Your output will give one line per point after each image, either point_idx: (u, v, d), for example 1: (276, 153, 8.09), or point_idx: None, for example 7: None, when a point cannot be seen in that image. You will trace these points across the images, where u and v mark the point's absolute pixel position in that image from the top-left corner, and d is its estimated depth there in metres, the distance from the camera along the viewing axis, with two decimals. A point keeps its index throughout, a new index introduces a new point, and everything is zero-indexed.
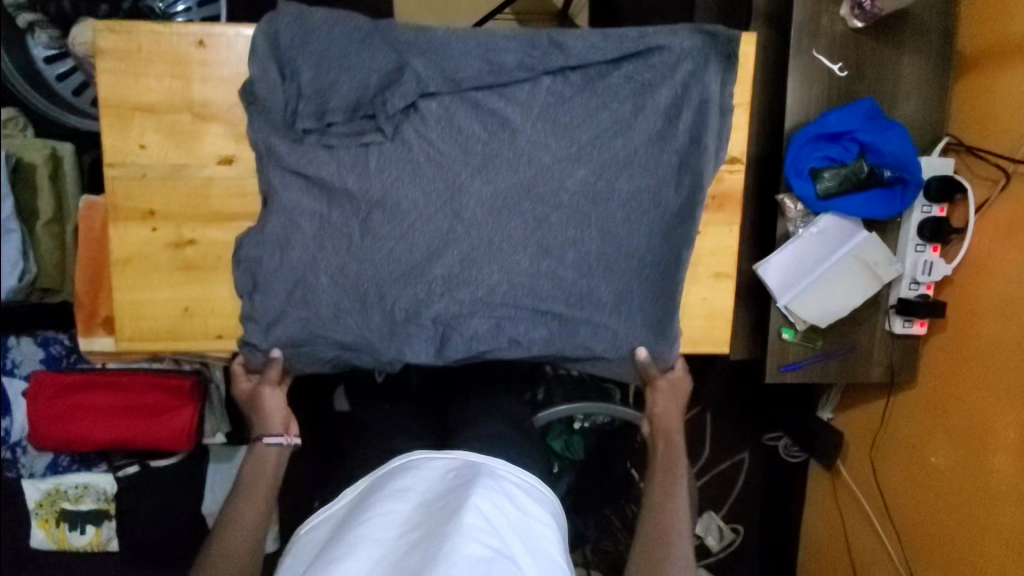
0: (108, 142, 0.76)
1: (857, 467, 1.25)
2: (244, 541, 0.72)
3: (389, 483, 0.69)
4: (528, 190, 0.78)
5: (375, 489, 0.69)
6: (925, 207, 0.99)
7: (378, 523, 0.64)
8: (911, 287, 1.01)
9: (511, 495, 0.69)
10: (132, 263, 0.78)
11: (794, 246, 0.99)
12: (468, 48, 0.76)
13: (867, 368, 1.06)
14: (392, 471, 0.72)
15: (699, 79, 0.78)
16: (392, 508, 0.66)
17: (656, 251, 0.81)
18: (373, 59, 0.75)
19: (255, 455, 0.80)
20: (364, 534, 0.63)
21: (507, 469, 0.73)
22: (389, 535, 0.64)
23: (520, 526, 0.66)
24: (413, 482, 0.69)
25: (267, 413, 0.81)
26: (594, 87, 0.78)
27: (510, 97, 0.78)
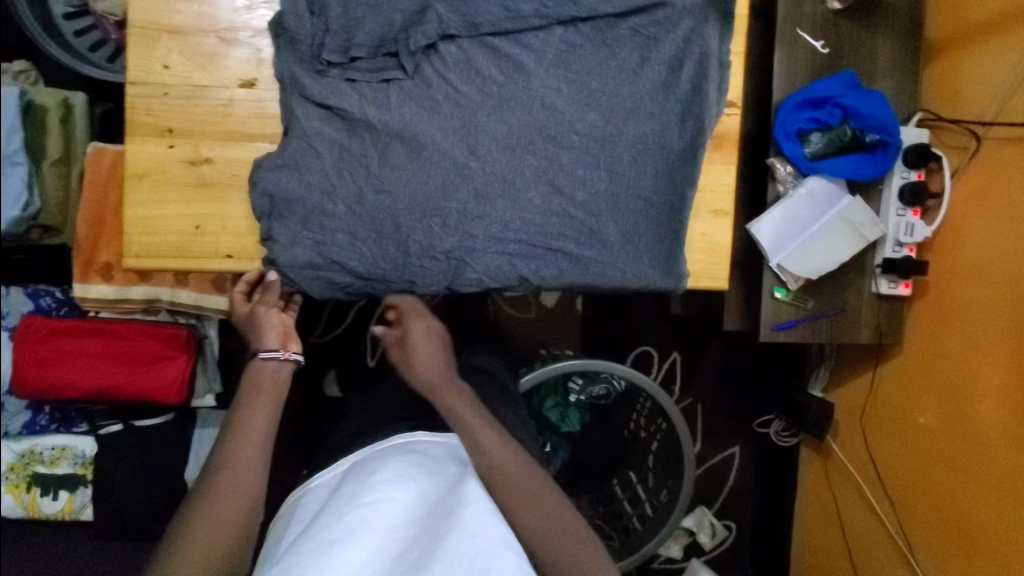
0: (132, 60, 0.78)
1: (847, 440, 1.27)
2: (247, 450, 0.69)
3: (383, 467, 0.64)
4: (541, 131, 0.82)
5: (369, 470, 0.64)
6: (904, 173, 1.05)
7: (375, 512, 0.59)
8: (894, 249, 1.06)
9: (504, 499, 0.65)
10: (147, 178, 0.79)
11: (785, 204, 1.03)
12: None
13: (856, 330, 1.10)
14: (384, 456, 0.67)
15: (699, 35, 0.82)
16: (390, 494, 0.61)
17: (661, 195, 0.84)
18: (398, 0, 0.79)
19: (252, 372, 0.78)
20: (360, 521, 0.58)
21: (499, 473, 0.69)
22: (384, 524, 0.59)
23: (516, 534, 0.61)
24: (411, 471, 0.64)
25: (262, 329, 0.80)
26: (603, 38, 0.82)
27: (525, 43, 0.81)
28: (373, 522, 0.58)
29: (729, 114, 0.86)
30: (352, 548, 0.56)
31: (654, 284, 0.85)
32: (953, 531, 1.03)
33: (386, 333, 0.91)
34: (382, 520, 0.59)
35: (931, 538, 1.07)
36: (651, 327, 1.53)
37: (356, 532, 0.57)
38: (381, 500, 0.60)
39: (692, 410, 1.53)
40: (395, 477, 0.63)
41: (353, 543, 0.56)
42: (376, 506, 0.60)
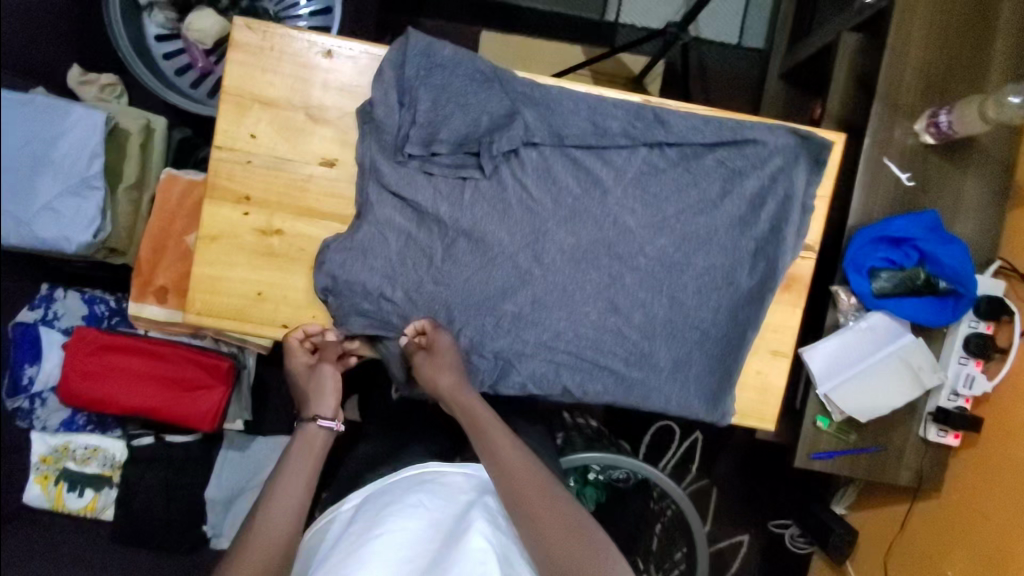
0: (222, 125, 0.79)
1: (866, 568, 1.23)
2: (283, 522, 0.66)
3: (395, 497, 0.65)
4: (609, 248, 0.81)
5: (382, 505, 0.64)
6: (972, 323, 1.01)
7: (383, 544, 0.59)
8: (951, 397, 1.03)
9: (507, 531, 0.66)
10: (219, 240, 0.81)
11: (843, 337, 1.01)
12: (578, 107, 0.80)
13: (895, 470, 1.06)
14: (395, 484, 0.68)
15: (787, 176, 0.80)
16: (399, 523, 0.61)
17: (720, 329, 0.82)
18: (488, 101, 0.78)
19: (302, 436, 0.76)
20: (373, 551, 0.58)
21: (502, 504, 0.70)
22: (394, 559, 0.59)
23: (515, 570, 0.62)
24: (422, 500, 0.65)
25: (318, 391, 0.79)
26: (688, 165, 0.80)
27: (607, 160, 0.80)
28: (384, 553, 0.59)
29: (804, 256, 0.83)
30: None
31: (697, 416, 0.83)
32: None
33: (410, 342, 0.80)
34: (394, 551, 0.59)
35: None
36: None
37: (368, 562, 0.58)
38: (391, 529, 0.61)
39: (706, 493, 1.52)
40: (406, 506, 0.64)
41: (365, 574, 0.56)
42: (387, 538, 0.60)
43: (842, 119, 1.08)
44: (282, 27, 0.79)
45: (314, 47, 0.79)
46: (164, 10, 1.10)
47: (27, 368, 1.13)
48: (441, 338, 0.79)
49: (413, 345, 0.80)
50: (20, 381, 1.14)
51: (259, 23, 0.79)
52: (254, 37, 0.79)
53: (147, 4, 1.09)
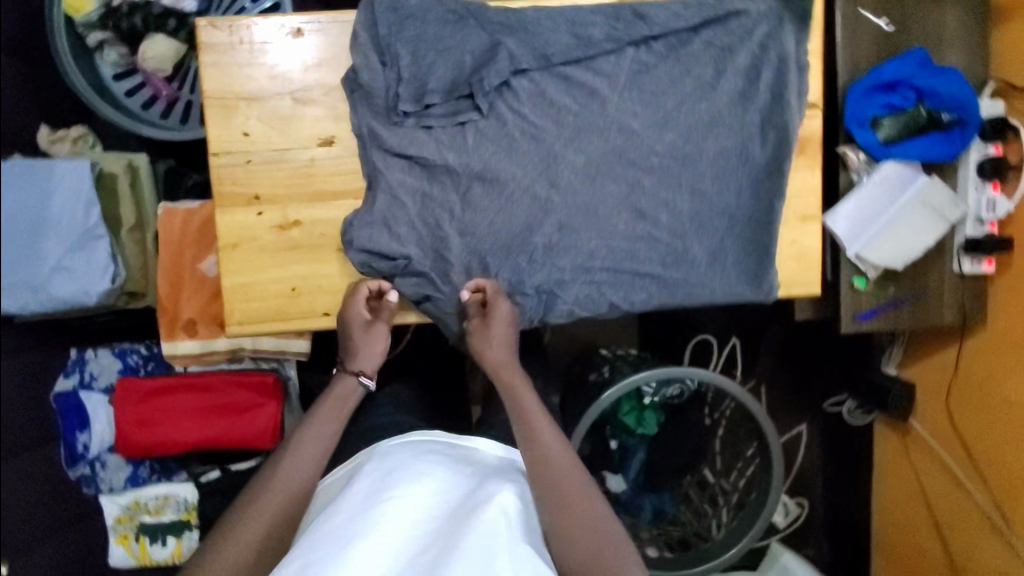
0: (213, 132, 0.78)
1: (929, 415, 1.26)
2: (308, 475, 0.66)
3: (405, 460, 0.64)
4: (621, 156, 0.81)
5: (392, 464, 0.63)
6: (982, 149, 1.02)
7: (394, 508, 0.59)
8: (976, 226, 1.04)
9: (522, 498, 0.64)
10: (241, 246, 0.80)
11: (862, 194, 1.01)
12: (557, 24, 0.79)
13: (939, 312, 1.08)
14: (408, 447, 0.66)
15: (776, 40, 0.80)
16: (409, 488, 0.61)
17: (746, 208, 0.82)
18: (467, 41, 0.78)
19: (336, 384, 0.76)
20: (382, 518, 0.58)
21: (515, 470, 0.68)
22: (405, 523, 0.59)
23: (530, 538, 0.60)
24: (432, 464, 0.64)
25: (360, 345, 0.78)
26: (677, 55, 0.80)
27: (598, 69, 0.80)
28: (394, 519, 0.58)
29: (809, 117, 0.84)
30: (367, 548, 0.56)
31: (745, 299, 0.84)
32: None
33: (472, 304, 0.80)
34: (402, 517, 0.59)
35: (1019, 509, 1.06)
36: (710, 317, 1.53)
37: (374, 526, 0.57)
38: (401, 493, 0.60)
39: (757, 392, 1.55)
40: (416, 471, 0.62)
41: (371, 540, 0.56)
42: (396, 502, 0.59)
43: None
44: (246, 19, 0.78)
45: (283, 30, 0.78)
46: (115, 46, 1.09)
47: (79, 435, 1.13)
48: (501, 310, 0.78)
49: (472, 309, 0.80)
50: (77, 450, 1.14)
51: (222, 20, 0.78)
52: (222, 35, 0.78)
53: (96, 43, 1.08)
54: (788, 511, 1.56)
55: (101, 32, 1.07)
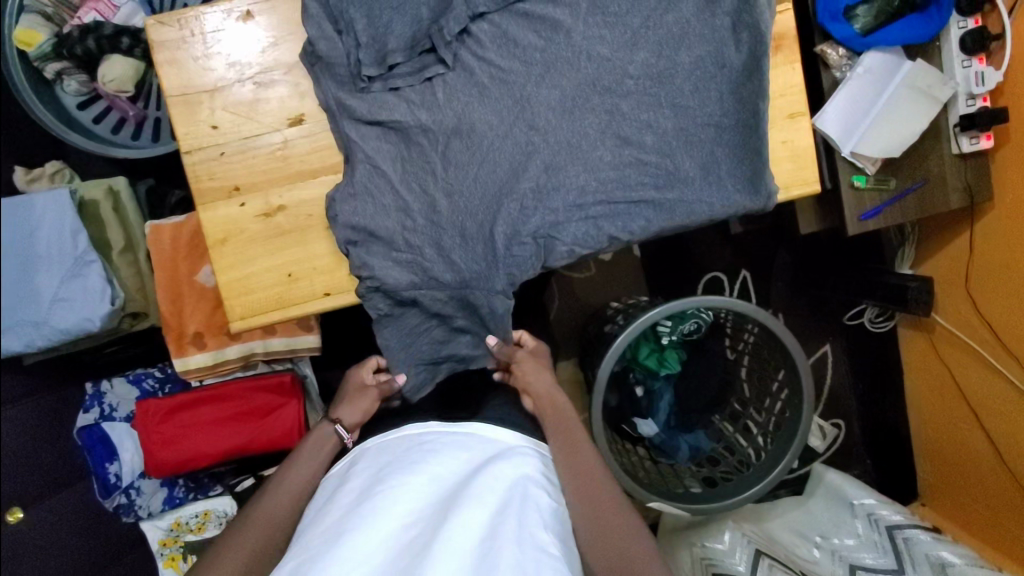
0: (182, 130, 0.77)
1: (953, 307, 1.25)
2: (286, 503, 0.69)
3: (398, 454, 0.66)
4: (595, 85, 0.79)
5: (390, 458, 0.65)
6: (960, 23, 0.99)
7: (387, 499, 0.61)
8: (968, 103, 1.01)
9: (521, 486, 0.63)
10: (230, 240, 0.80)
11: (845, 91, 0.99)
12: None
13: (945, 197, 1.06)
14: (407, 438, 0.68)
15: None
16: (402, 479, 0.63)
17: (731, 115, 0.81)
18: None
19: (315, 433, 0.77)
20: (374, 509, 0.60)
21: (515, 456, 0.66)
22: (400, 513, 0.60)
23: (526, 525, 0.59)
24: (426, 455, 0.65)
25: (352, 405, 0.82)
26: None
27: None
28: (387, 510, 0.60)
29: (782, 12, 0.82)
30: (361, 540, 0.58)
31: (745, 209, 0.82)
32: None
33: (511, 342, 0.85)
34: (395, 509, 0.61)
35: None
36: (715, 252, 1.51)
37: (369, 519, 0.59)
38: (394, 486, 0.62)
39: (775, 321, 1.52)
40: (411, 462, 0.64)
41: (364, 533, 0.58)
42: (390, 495, 0.61)
43: None
44: (193, 9, 0.76)
45: (234, 14, 0.77)
46: (74, 75, 1.07)
47: (109, 466, 1.13)
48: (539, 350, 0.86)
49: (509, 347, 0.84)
50: (110, 480, 1.14)
51: (170, 15, 0.76)
52: (172, 30, 0.76)
53: (55, 75, 1.07)
54: (827, 433, 1.52)
55: (57, 62, 1.06)
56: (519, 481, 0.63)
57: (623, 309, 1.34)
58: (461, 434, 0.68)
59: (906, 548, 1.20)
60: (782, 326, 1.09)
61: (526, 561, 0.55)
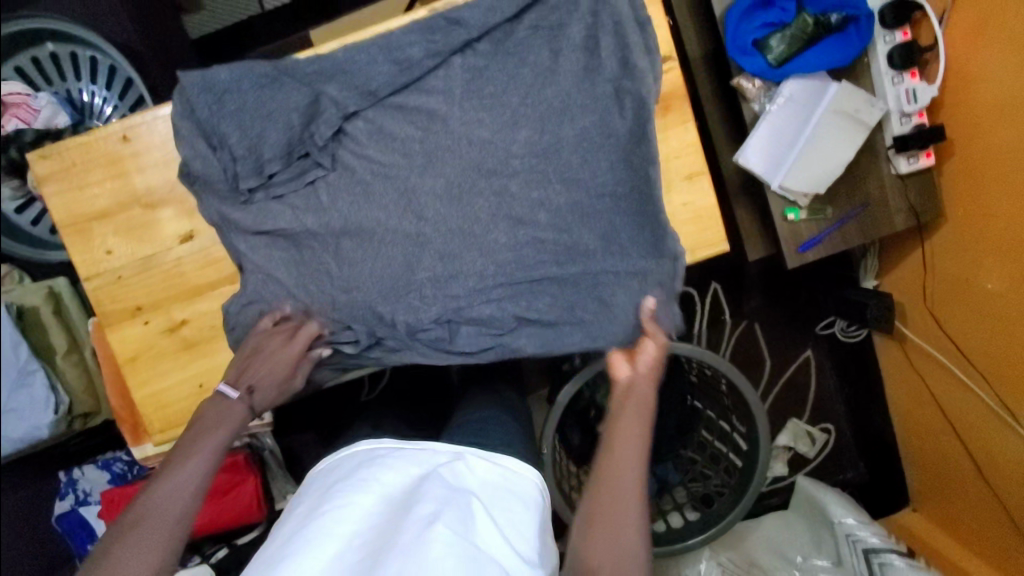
0: (77, 258, 0.79)
1: (918, 323, 1.19)
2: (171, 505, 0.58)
3: (345, 472, 0.59)
4: (479, 168, 0.77)
5: (333, 482, 0.58)
6: (887, 37, 0.93)
7: (333, 520, 0.54)
8: (903, 122, 0.95)
9: (476, 493, 0.57)
10: (140, 358, 0.81)
11: (767, 123, 0.94)
12: (373, 54, 0.75)
13: (888, 218, 1.00)
14: (354, 456, 0.61)
15: (606, 2, 0.75)
16: (350, 499, 0.56)
17: (626, 182, 0.78)
18: (290, 99, 0.75)
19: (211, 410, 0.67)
20: (317, 531, 0.53)
21: (477, 458, 0.60)
22: (348, 533, 0.54)
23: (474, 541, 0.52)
24: (373, 472, 0.58)
25: (267, 369, 0.72)
26: (505, 50, 0.76)
27: (429, 88, 0.76)
28: (332, 533, 0.53)
29: (668, 71, 0.79)
30: (303, 564, 0.51)
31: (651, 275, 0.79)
32: None
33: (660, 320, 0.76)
34: (344, 531, 0.54)
35: None
36: None
37: (310, 544, 0.52)
38: (340, 506, 0.55)
39: (750, 331, 1.48)
40: (361, 480, 0.58)
41: (307, 559, 0.51)
42: (337, 515, 0.54)
43: None
44: (72, 138, 0.77)
45: (112, 137, 0.77)
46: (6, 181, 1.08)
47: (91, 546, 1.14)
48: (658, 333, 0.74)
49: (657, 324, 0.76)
50: None
51: (51, 148, 0.77)
52: (54, 162, 0.77)
53: None
54: (815, 439, 1.48)
55: None
56: (470, 493, 0.56)
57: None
58: (416, 452, 0.61)
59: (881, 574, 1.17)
60: (731, 366, 1.05)
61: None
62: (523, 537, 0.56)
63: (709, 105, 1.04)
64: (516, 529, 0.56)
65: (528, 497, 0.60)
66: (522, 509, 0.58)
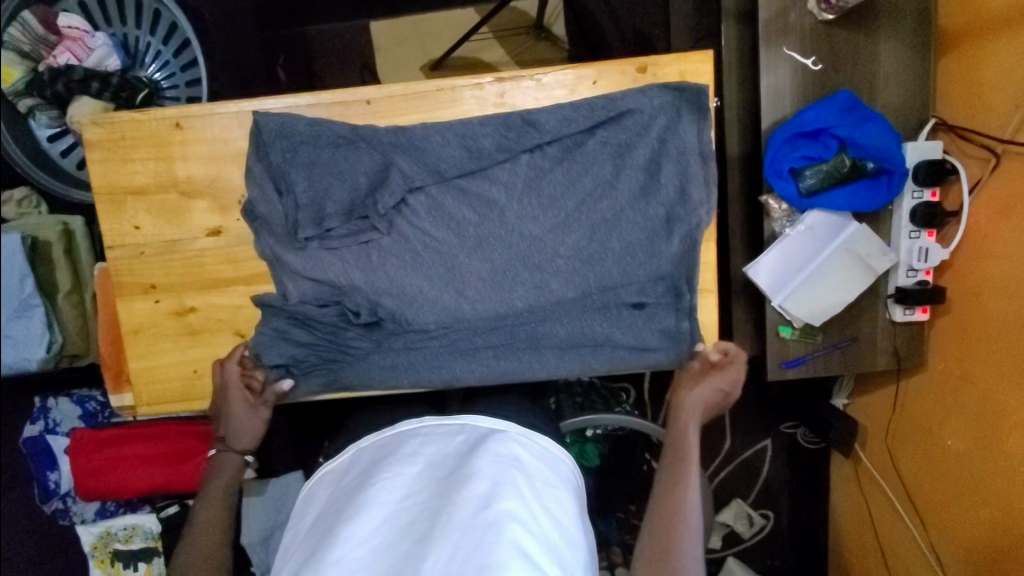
0: (105, 226, 0.81)
1: (874, 450, 1.25)
2: (205, 543, 0.73)
3: (393, 447, 0.68)
4: (524, 261, 0.80)
5: (383, 454, 0.68)
6: (916, 193, 0.97)
7: (384, 489, 0.64)
8: (909, 274, 1.00)
9: (522, 458, 0.66)
10: (143, 332, 0.84)
11: (781, 246, 0.99)
12: (447, 138, 0.78)
13: (872, 358, 1.06)
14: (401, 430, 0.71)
15: (675, 133, 0.78)
16: (400, 471, 0.66)
17: (657, 305, 0.83)
18: (361, 163, 0.78)
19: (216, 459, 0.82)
20: (372, 498, 0.63)
21: (521, 429, 0.70)
22: (398, 498, 0.64)
23: (526, 497, 0.62)
24: (421, 447, 0.68)
25: (237, 424, 0.82)
26: (572, 158, 0.79)
27: (493, 178, 0.79)
28: (383, 498, 0.63)
29: None
30: (364, 522, 0.61)
31: (663, 365, 0.84)
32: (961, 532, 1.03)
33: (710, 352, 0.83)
34: (390, 496, 0.64)
35: (957, 552, 1.04)
36: None
37: (368, 508, 0.62)
38: (390, 476, 0.65)
39: (720, 409, 1.53)
40: (408, 456, 0.68)
41: (365, 518, 0.62)
42: (387, 484, 0.64)
43: (739, 15, 1.01)
44: (127, 113, 0.79)
45: (165, 121, 0.79)
46: (46, 110, 1.11)
47: (50, 474, 1.19)
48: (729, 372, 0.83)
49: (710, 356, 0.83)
50: (49, 487, 1.20)
51: (104, 117, 0.80)
52: (104, 131, 0.79)
53: (27, 109, 1.10)
54: (754, 522, 1.53)
55: (30, 98, 1.10)
56: (512, 458, 0.66)
57: (569, 395, 1.29)
58: (456, 426, 0.71)
59: None
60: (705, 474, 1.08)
61: (531, 526, 0.60)
62: (560, 504, 0.66)
63: (735, 209, 1.08)
64: (557, 504, 0.65)
65: (564, 474, 0.70)
66: (559, 485, 0.68)
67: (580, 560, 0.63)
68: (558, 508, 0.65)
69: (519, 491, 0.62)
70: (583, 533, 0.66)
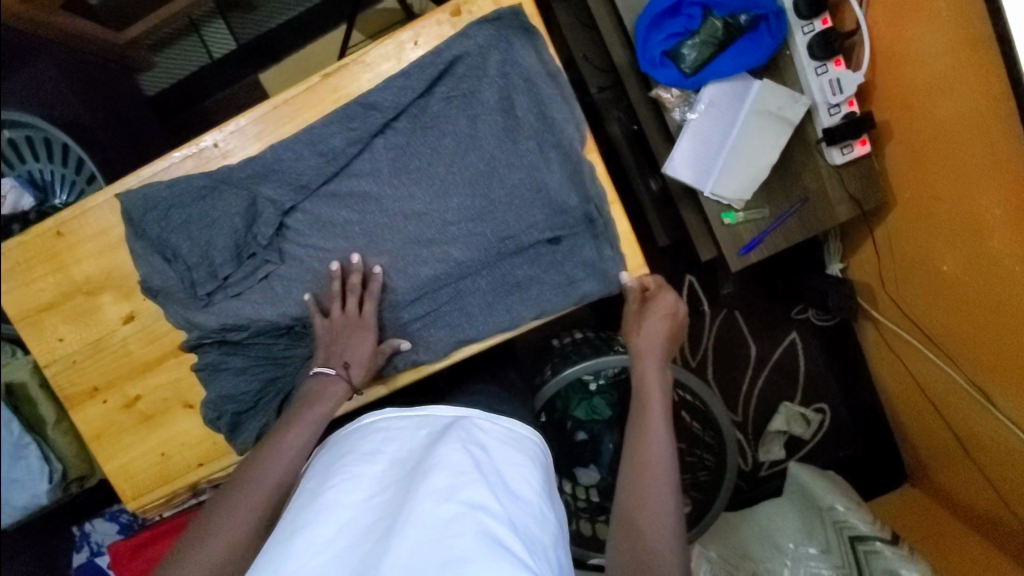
0: (36, 348, 0.85)
1: (885, 304, 1.16)
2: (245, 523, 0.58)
3: (353, 446, 0.61)
4: (419, 239, 0.79)
5: (341, 456, 0.61)
6: (805, 27, 0.91)
7: (342, 491, 0.57)
8: (832, 112, 0.92)
9: (486, 448, 0.60)
10: (104, 435, 0.86)
11: (689, 132, 0.94)
12: (298, 150, 0.77)
13: (833, 212, 0.98)
14: (357, 430, 0.64)
15: (513, 63, 0.76)
16: (360, 470, 0.59)
17: (566, 236, 0.80)
18: (229, 205, 0.78)
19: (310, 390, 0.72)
20: (331, 504, 0.55)
21: (486, 418, 0.65)
22: (358, 499, 0.56)
23: (491, 487, 0.55)
24: (383, 443, 0.62)
25: (355, 348, 0.76)
26: (423, 125, 0.78)
27: (358, 172, 0.79)
28: (342, 501, 0.56)
29: None
30: (320, 530, 0.53)
31: (597, 294, 0.80)
32: (985, 352, 0.94)
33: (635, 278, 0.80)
34: (350, 498, 0.56)
35: (991, 375, 0.94)
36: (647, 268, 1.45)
37: (326, 511, 0.55)
38: (348, 479, 0.58)
39: (731, 319, 1.45)
40: (368, 453, 0.61)
41: (323, 523, 0.53)
42: (347, 486, 0.57)
43: None
44: (13, 240, 0.83)
45: (48, 233, 0.82)
46: None
47: None
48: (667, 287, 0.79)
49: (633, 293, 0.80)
50: None
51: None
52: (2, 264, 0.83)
53: None
54: (808, 420, 1.43)
55: None
56: (473, 450, 0.59)
57: (562, 354, 1.20)
58: (421, 417, 0.65)
59: (867, 563, 1.00)
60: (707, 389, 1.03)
61: (500, 516, 0.52)
62: (526, 484, 0.58)
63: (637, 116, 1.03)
64: (523, 484, 0.58)
65: (529, 454, 0.63)
66: (527, 466, 0.61)
67: (553, 540, 0.55)
68: (525, 490, 0.58)
69: (480, 479, 0.55)
70: (555, 513, 0.59)
